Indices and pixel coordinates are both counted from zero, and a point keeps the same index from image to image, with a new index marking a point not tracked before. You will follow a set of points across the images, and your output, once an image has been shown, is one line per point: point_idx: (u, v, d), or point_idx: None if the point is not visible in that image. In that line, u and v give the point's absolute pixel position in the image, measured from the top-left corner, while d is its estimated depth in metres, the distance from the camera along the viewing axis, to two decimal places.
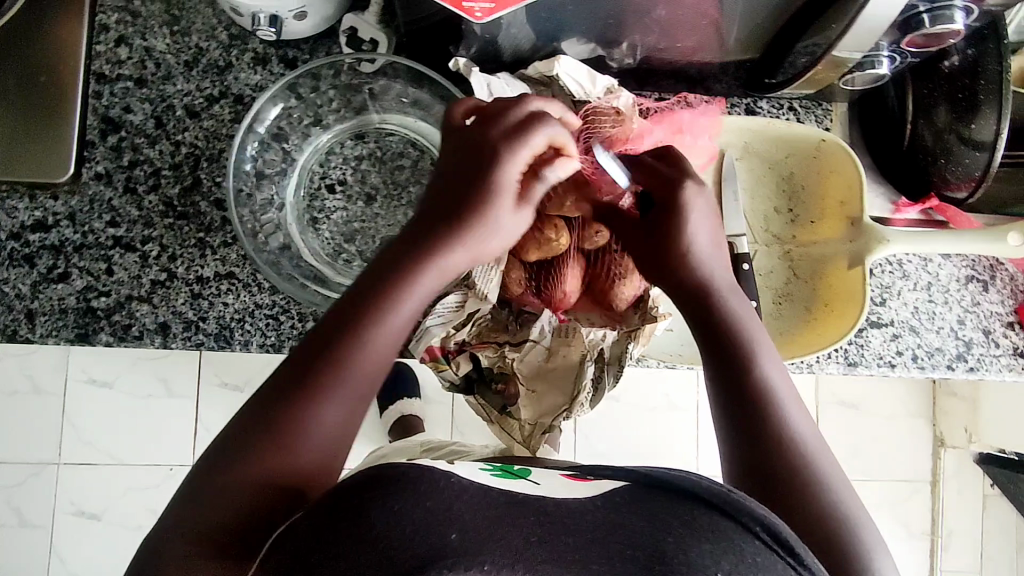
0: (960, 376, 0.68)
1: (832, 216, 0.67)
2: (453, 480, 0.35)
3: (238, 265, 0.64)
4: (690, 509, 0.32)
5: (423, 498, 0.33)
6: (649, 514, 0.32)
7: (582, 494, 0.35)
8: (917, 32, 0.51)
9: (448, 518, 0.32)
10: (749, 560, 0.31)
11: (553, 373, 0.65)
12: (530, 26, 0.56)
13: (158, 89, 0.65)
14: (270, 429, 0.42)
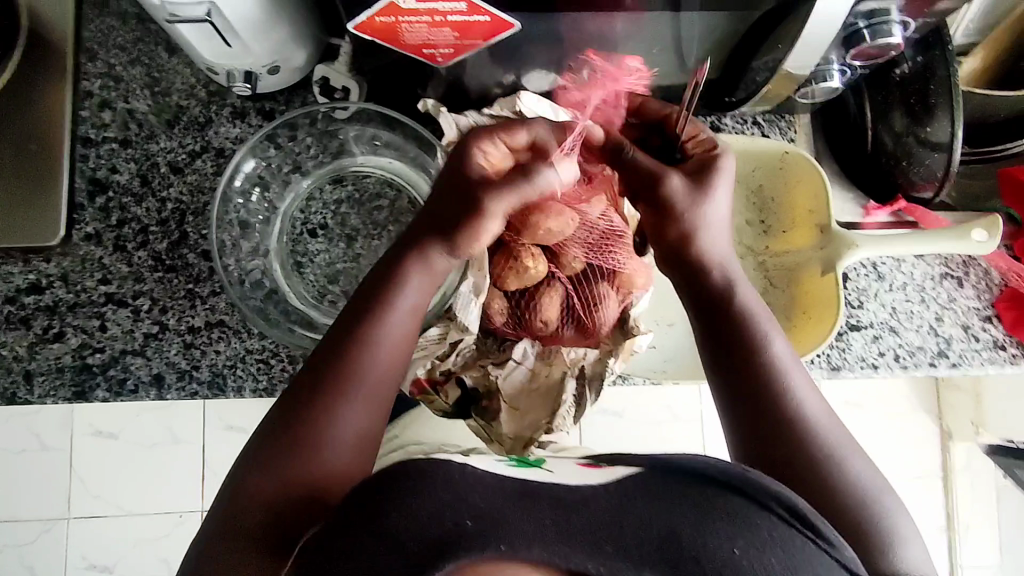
0: (949, 289, 0.70)
1: (803, 225, 0.69)
2: (464, 472, 0.35)
3: (221, 297, 0.66)
4: (705, 494, 0.33)
5: (441, 491, 0.33)
6: (650, 495, 0.33)
7: (597, 480, 0.35)
8: (859, 48, 0.53)
9: (462, 509, 0.32)
10: (765, 537, 0.32)
11: (537, 387, 0.66)
12: (491, 65, 0.58)
13: (141, 149, 0.67)
14: (295, 439, 0.46)
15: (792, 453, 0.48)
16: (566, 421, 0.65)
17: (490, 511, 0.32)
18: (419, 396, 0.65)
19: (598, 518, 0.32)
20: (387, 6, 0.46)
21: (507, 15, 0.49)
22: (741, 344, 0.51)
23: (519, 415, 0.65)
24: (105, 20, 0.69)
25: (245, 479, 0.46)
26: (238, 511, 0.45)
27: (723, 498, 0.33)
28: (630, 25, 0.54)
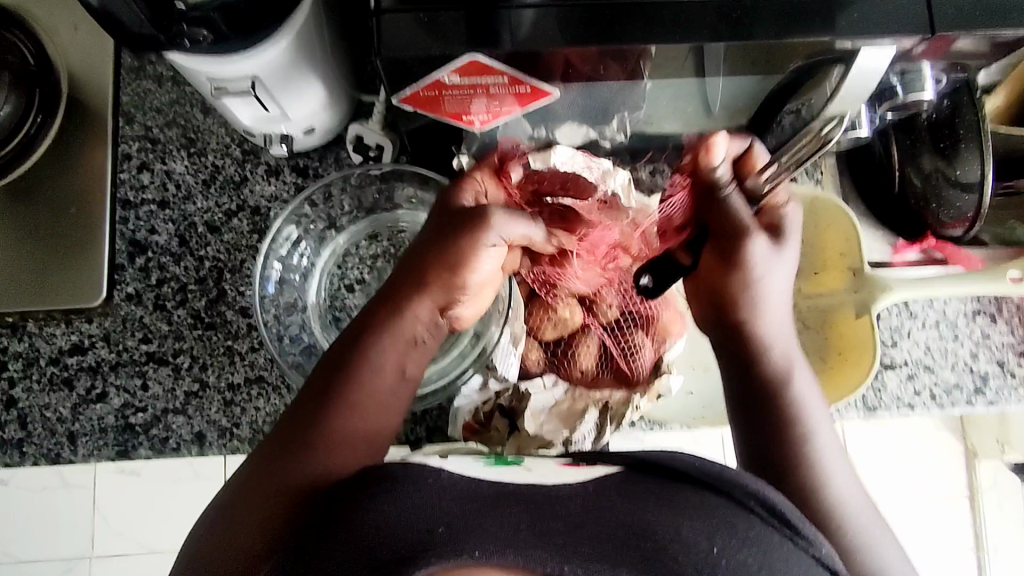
0: (982, 325, 0.71)
1: (834, 267, 0.69)
2: (443, 476, 0.38)
3: (260, 352, 0.67)
4: (677, 490, 0.38)
5: (412, 497, 0.37)
6: (629, 491, 0.38)
7: (577, 479, 0.40)
8: (892, 101, 0.54)
9: (435, 515, 0.35)
10: (741, 534, 0.36)
11: (563, 407, 0.64)
12: (526, 122, 0.59)
13: (179, 209, 0.69)
14: (291, 453, 0.47)
15: (781, 464, 0.55)
16: (584, 444, 0.63)
17: (459, 514, 0.35)
18: (462, 438, 0.65)
19: (580, 515, 0.36)
20: (434, 82, 0.47)
21: (548, 84, 0.50)
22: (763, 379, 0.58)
23: (541, 425, 0.63)
24: (141, 83, 0.70)
25: (237, 505, 0.46)
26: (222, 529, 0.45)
27: (700, 497, 0.38)
28: (663, 83, 0.56)
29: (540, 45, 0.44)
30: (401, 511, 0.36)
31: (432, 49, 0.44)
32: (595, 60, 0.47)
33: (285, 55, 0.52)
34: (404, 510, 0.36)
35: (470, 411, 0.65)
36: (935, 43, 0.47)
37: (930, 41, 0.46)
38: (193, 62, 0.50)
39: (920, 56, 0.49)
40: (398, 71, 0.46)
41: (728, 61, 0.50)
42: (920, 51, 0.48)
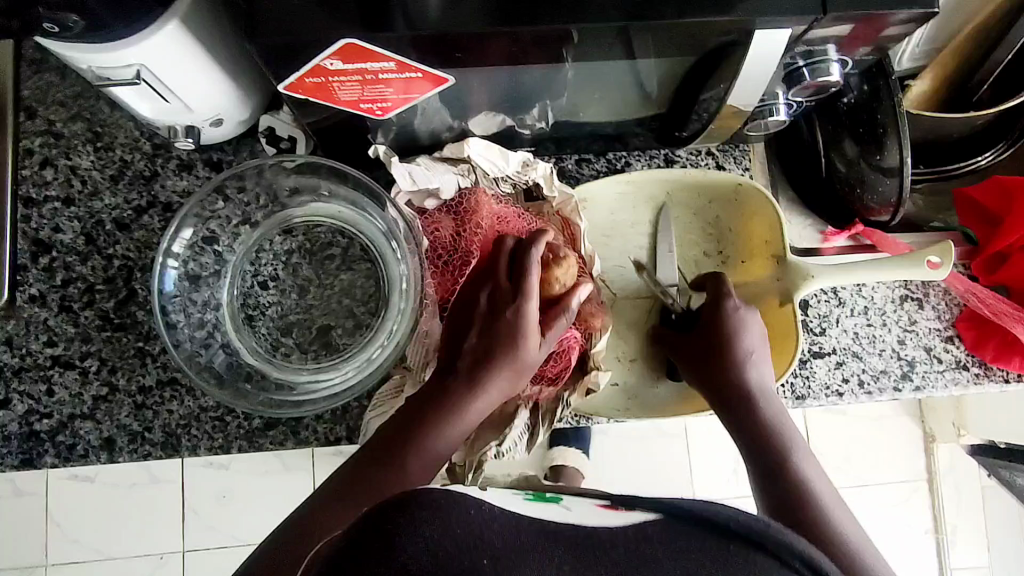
0: (910, 311, 0.70)
1: (759, 255, 0.68)
2: (481, 511, 0.33)
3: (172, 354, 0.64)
4: (741, 545, 0.31)
5: (446, 534, 0.31)
6: (681, 545, 0.31)
7: (621, 517, 0.34)
8: (800, 85, 0.53)
9: (475, 552, 0.31)
10: None
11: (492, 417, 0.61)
12: (442, 110, 0.58)
13: (86, 207, 0.66)
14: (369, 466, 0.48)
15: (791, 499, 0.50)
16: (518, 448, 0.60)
17: (503, 553, 0.31)
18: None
19: (624, 559, 0.31)
20: (315, 67, 0.45)
21: (441, 71, 0.48)
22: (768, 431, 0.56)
23: (472, 448, 0.59)
24: (44, 75, 0.67)
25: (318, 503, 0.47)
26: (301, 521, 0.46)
27: (757, 557, 0.31)
28: (583, 70, 0.54)
29: (430, 29, 0.43)
30: (440, 549, 0.30)
31: (313, 32, 0.42)
32: (494, 44, 0.46)
33: (171, 41, 0.50)
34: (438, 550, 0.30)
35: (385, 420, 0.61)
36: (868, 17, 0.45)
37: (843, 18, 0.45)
38: (66, 48, 0.48)
39: (850, 37, 0.48)
40: (280, 59, 0.44)
41: (629, 43, 0.48)
42: (851, 31, 0.47)
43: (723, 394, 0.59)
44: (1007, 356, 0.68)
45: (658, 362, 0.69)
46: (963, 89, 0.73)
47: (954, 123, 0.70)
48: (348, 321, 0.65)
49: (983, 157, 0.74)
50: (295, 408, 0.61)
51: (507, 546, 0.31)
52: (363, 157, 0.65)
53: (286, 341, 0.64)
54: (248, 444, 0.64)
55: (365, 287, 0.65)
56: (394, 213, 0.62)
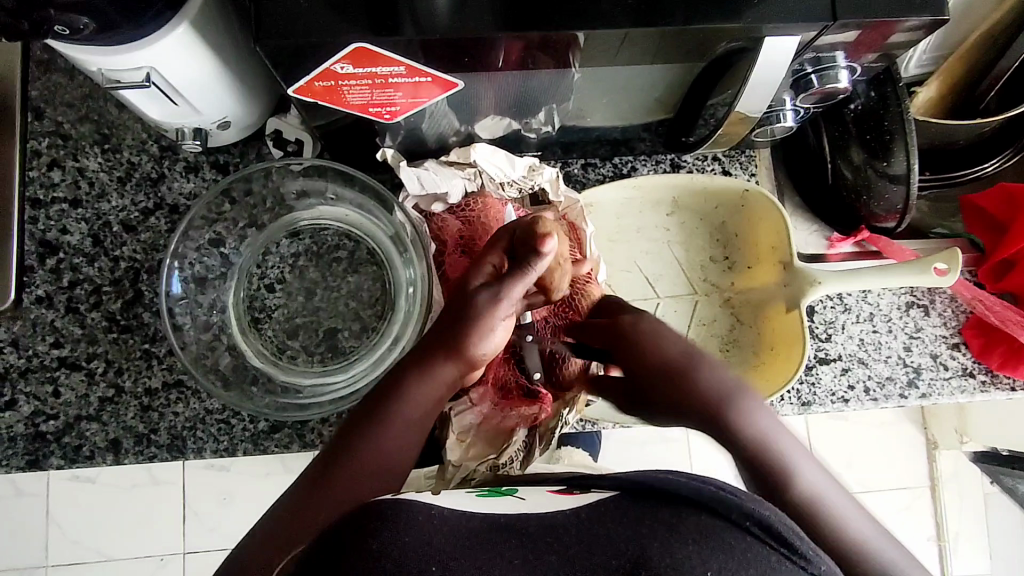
0: (916, 318, 0.70)
1: (766, 260, 0.68)
2: (433, 512, 0.37)
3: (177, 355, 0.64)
4: (674, 512, 0.35)
5: (401, 535, 0.35)
6: (625, 519, 0.35)
7: (569, 505, 0.38)
8: (808, 91, 0.53)
9: (426, 554, 0.34)
10: (738, 556, 0.33)
11: (491, 430, 0.64)
12: (451, 114, 0.58)
13: (93, 208, 0.66)
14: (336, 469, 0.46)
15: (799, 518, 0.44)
16: (513, 463, 0.64)
17: (453, 550, 0.35)
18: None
19: (572, 543, 0.34)
20: (325, 71, 0.45)
21: (451, 75, 0.48)
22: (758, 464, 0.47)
23: (466, 450, 0.63)
24: (53, 77, 0.67)
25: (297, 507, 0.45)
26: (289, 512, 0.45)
27: (699, 517, 0.34)
28: (592, 74, 0.54)
29: (441, 33, 0.43)
30: (397, 544, 0.34)
31: (324, 36, 0.42)
32: (505, 48, 0.46)
33: (181, 44, 0.50)
34: (395, 549, 0.34)
35: None
36: (877, 21, 0.45)
37: (855, 24, 0.45)
38: (78, 50, 0.48)
39: (856, 42, 0.48)
40: (291, 61, 0.44)
41: (637, 48, 0.48)
42: (860, 36, 0.47)
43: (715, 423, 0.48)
44: (1014, 363, 0.68)
45: None
46: (968, 99, 0.73)
47: (961, 131, 0.70)
48: (355, 325, 0.65)
49: (988, 165, 0.74)
50: (301, 411, 0.61)
51: (459, 545, 0.35)
52: (370, 160, 0.65)
53: (293, 344, 0.64)
54: (254, 447, 0.64)
55: (372, 290, 0.65)
56: (402, 218, 0.62)
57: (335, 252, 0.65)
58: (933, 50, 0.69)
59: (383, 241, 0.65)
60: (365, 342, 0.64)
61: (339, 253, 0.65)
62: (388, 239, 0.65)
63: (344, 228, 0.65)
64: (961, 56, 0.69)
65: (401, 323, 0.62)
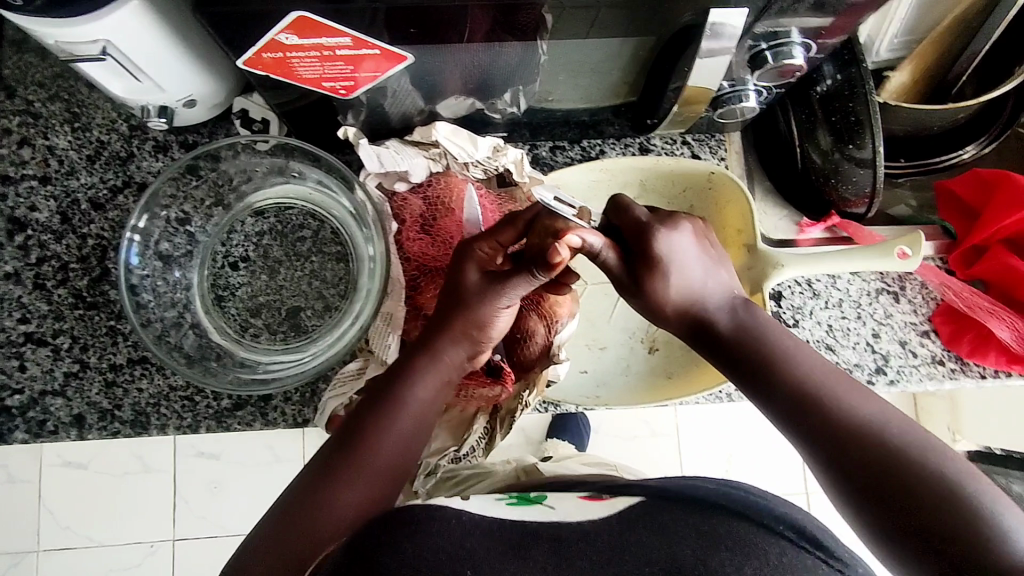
0: (885, 305, 0.70)
1: (732, 245, 0.68)
2: (463, 520, 0.40)
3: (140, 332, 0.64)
4: (705, 521, 0.38)
5: (437, 537, 0.38)
6: (652, 525, 0.38)
7: (598, 513, 0.40)
8: (764, 68, 0.53)
9: (460, 556, 0.37)
10: (772, 560, 0.36)
11: (452, 419, 0.64)
12: (412, 93, 0.58)
13: (62, 185, 0.67)
14: (335, 471, 0.49)
15: (854, 443, 0.46)
16: (476, 451, 0.64)
17: (484, 554, 0.37)
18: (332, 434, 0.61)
19: (605, 549, 0.37)
20: (271, 42, 0.45)
21: (401, 48, 0.48)
22: (811, 401, 0.48)
23: (428, 443, 0.63)
24: (25, 56, 0.68)
25: (297, 507, 0.47)
26: (297, 521, 0.46)
27: (733, 525, 0.37)
28: (550, 53, 0.54)
29: (386, 5, 0.43)
30: (427, 551, 0.37)
31: (269, 8, 0.42)
32: (453, 22, 0.46)
33: (138, 18, 0.50)
34: (425, 553, 0.37)
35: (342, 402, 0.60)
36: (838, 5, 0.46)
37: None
38: (30, 23, 0.48)
39: (826, 31, 0.50)
40: (237, 34, 0.44)
41: (587, 23, 0.48)
42: (829, 26, 0.49)
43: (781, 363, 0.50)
44: (984, 350, 0.67)
45: (629, 351, 0.69)
46: (943, 84, 0.73)
47: (935, 116, 0.70)
48: (319, 304, 0.65)
49: (965, 152, 0.74)
50: (262, 385, 0.61)
51: (491, 550, 0.37)
52: (334, 138, 0.65)
53: (257, 321, 0.65)
54: (217, 424, 0.64)
55: (335, 269, 0.66)
56: (364, 196, 0.62)
57: (300, 231, 0.66)
58: (901, 33, 0.68)
59: (346, 221, 0.65)
60: (329, 320, 0.64)
61: (303, 232, 0.66)
62: (352, 219, 0.65)
63: (308, 207, 0.66)
64: (930, 42, 0.68)
65: (361, 301, 0.62)
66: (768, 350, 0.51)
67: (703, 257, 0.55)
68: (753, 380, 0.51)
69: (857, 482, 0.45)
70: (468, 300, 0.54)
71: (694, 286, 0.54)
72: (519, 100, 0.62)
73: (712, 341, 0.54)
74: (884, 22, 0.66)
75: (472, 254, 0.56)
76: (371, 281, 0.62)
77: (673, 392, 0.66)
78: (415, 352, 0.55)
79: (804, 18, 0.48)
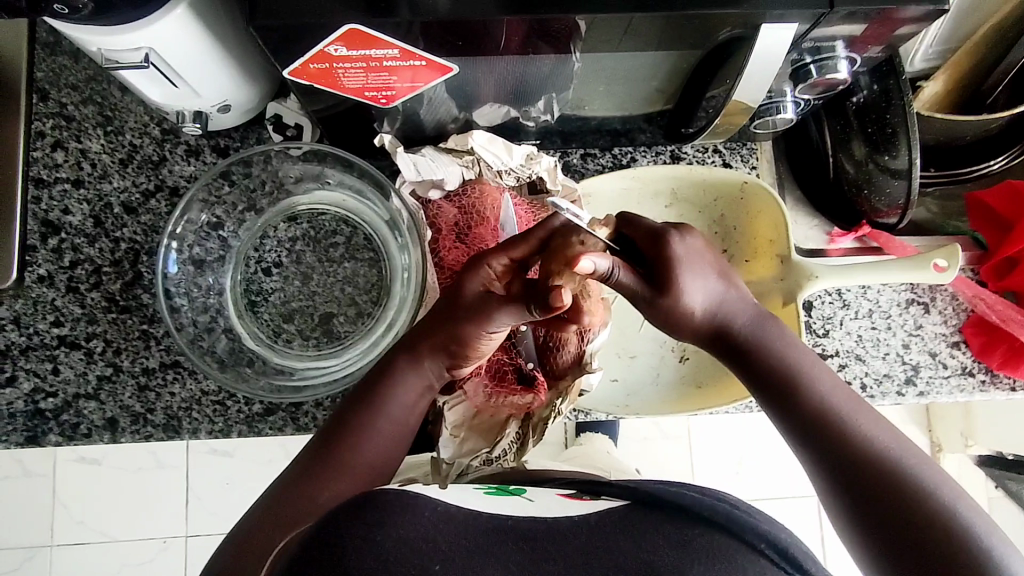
0: (916, 316, 0.70)
1: (764, 255, 0.68)
2: (442, 511, 0.39)
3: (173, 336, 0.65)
4: (683, 528, 0.37)
5: (405, 529, 0.37)
6: (631, 530, 0.37)
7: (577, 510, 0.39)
8: (807, 82, 0.53)
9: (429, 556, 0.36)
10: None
11: (483, 422, 0.64)
12: (450, 101, 0.58)
13: (95, 189, 0.67)
14: (323, 468, 0.50)
15: (862, 465, 0.48)
16: (506, 457, 0.63)
17: (454, 549, 0.37)
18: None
19: (574, 554, 0.36)
20: (318, 52, 0.45)
21: (445, 59, 0.48)
22: (824, 423, 0.50)
23: (460, 446, 0.63)
24: (58, 59, 0.67)
25: (282, 500, 0.48)
26: (281, 509, 0.48)
27: (710, 536, 0.36)
28: (590, 64, 0.54)
29: (436, 18, 0.43)
30: (404, 545, 0.36)
31: (319, 20, 0.42)
32: (501, 34, 0.46)
33: (181, 26, 0.50)
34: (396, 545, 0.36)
35: None
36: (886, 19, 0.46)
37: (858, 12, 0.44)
38: (76, 30, 0.48)
39: (857, 41, 0.49)
40: (285, 45, 0.44)
41: (633, 35, 0.48)
42: (861, 35, 0.48)
43: (798, 382, 0.52)
44: (1015, 363, 0.67)
45: (659, 360, 0.69)
46: (975, 94, 0.73)
47: (968, 127, 0.69)
48: (351, 310, 0.65)
49: (994, 163, 0.74)
50: (296, 392, 0.61)
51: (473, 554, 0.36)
52: (369, 145, 0.65)
53: (289, 327, 0.65)
54: (248, 429, 0.64)
55: (367, 275, 0.65)
56: (399, 203, 0.62)
57: (332, 237, 0.66)
58: (938, 43, 0.68)
59: (380, 228, 0.65)
60: (362, 327, 0.64)
61: (336, 238, 0.66)
62: (385, 226, 0.65)
63: (341, 213, 0.66)
64: (966, 52, 0.68)
65: (396, 309, 0.62)
66: (786, 368, 0.53)
67: (719, 268, 0.54)
68: (772, 391, 0.53)
69: (860, 500, 0.48)
70: (460, 312, 0.53)
71: (715, 298, 0.53)
72: (555, 108, 0.62)
73: (728, 347, 0.54)
74: (923, 34, 0.65)
75: (478, 267, 0.53)
76: (407, 289, 0.62)
77: (705, 403, 0.66)
78: (399, 354, 0.55)
79: (851, 32, 0.48)
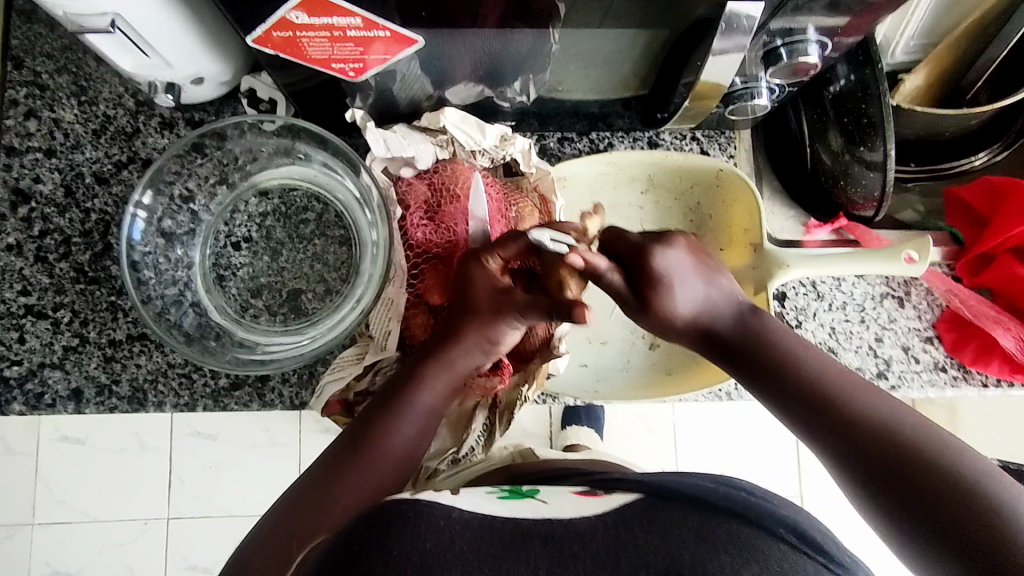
0: (889, 310, 0.70)
1: (738, 243, 0.68)
2: (454, 516, 0.39)
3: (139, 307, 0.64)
4: (704, 524, 0.38)
5: (424, 540, 0.37)
6: (652, 526, 0.38)
7: (590, 511, 0.40)
8: (778, 66, 0.52)
9: (447, 558, 0.36)
10: (774, 565, 0.36)
11: (453, 412, 0.64)
12: (422, 78, 0.57)
13: (67, 158, 0.66)
14: (341, 466, 0.49)
15: (889, 449, 0.43)
16: (476, 445, 0.64)
17: (476, 558, 0.36)
18: (327, 416, 0.62)
19: (601, 551, 0.36)
20: (280, 20, 0.44)
21: (410, 31, 0.47)
22: (836, 407, 0.46)
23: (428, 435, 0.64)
24: (33, 27, 0.67)
25: (294, 505, 0.47)
26: (296, 514, 0.46)
27: (729, 526, 0.38)
28: (561, 44, 0.53)
29: None
30: (415, 549, 0.36)
31: None
32: (465, 7, 0.45)
33: None
34: (415, 554, 0.36)
35: (338, 387, 0.61)
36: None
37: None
38: None
39: (837, 32, 0.50)
40: (245, 13, 0.43)
41: (602, 12, 0.47)
42: (843, 27, 0.49)
43: (802, 371, 0.49)
44: (987, 359, 0.67)
45: (629, 346, 0.69)
46: (957, 88, 0.72)
47: (949, 122, 0.69)
48: (320, 287, 0.65)
49: (979, 157, 0.73)
50: (261, 366, 0.61)
51: (482, 553, 0.36)
52: (343, 121, 0.65)
53: (258, 302, 0.65)
54: (214, 404, 0.64)
55: (337, 252, 0.66)
56: (369, 179, 0.61)
57: (303, 213, 0.66)
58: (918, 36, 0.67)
59: (349, 206, 0.65)
60: (331, 303, 0.64)
61: (307, 214, 0.66)
62: (356, 202, 0.64)
63: (313, 189, 0.66)
64: (948, 45, 0.67)
65: (363, 286, 0.62)
66: (790, 358, 0.50)
67: (702, 271, 0.53)
68: (777, 387, 0.50)
69: (896, 487, 0.42)
70: (478, 318, 0.54)
71: (707, 302, 0.53)
72: (531, 88, 0.61)
73: (728, 347, 0.53)
74: (902, 25, 0.65)
75: (479, 271, 0.55)
76: (375, 262, 0.62)
77: (670, 390, 0.66)
78: (421, 362, 0.55)
79: (822, 15, 0.47)
